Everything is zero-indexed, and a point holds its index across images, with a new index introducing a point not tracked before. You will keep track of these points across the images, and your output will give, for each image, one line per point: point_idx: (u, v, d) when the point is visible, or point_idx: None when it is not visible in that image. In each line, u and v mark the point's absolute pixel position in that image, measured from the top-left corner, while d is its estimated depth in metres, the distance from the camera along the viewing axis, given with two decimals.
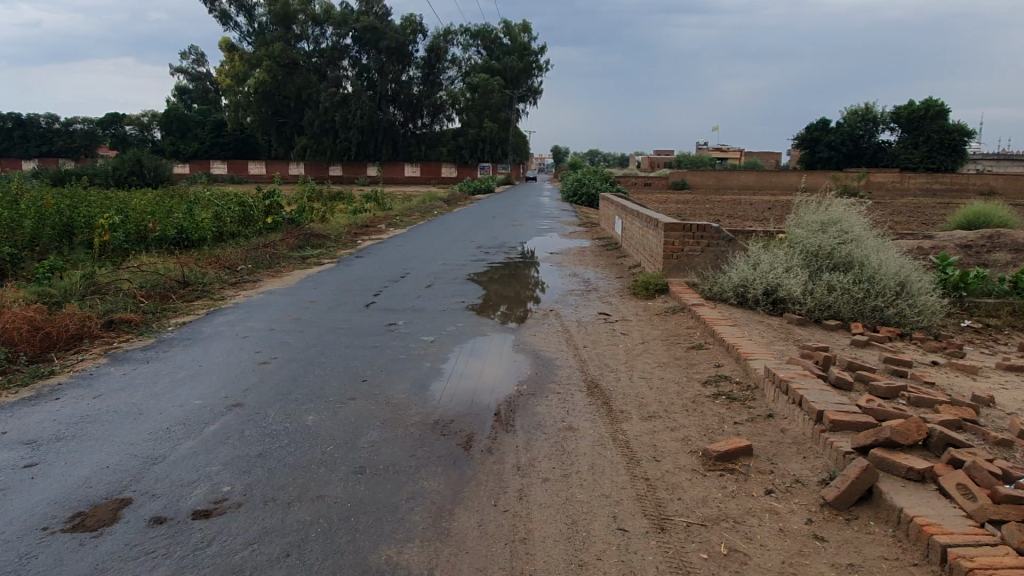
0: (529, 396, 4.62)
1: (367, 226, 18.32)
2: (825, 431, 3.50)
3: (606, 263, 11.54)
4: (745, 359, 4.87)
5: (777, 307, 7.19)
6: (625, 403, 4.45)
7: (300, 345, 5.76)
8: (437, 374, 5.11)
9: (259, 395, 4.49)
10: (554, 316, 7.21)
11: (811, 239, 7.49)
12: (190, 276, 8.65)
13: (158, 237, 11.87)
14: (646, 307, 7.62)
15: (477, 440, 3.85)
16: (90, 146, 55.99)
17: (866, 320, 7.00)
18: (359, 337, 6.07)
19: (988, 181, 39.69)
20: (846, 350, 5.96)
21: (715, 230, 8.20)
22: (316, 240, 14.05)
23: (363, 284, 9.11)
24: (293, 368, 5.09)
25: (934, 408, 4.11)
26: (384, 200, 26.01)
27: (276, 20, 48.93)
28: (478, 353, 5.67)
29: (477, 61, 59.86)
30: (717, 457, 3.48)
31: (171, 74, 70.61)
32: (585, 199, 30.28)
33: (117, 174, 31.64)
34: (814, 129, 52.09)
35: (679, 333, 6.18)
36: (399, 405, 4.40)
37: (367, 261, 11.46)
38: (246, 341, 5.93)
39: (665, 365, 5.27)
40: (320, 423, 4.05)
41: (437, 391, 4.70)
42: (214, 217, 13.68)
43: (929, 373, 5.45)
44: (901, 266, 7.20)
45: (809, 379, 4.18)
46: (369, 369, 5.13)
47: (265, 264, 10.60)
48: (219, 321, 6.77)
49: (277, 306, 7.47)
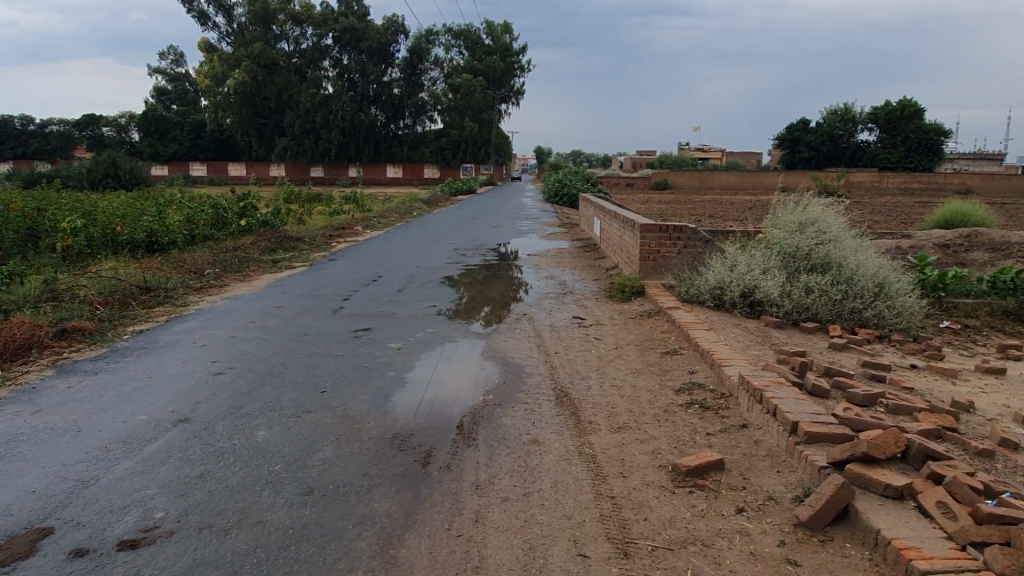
0: (495, 407, 4.42)
1: (344, 228, 18.04)
2: (800, 444, 3.32)
3: (584, 264, 11.38)
4: (720, 366, 4.71)
5: (755, 310, 7.02)
6: (594, 413, 4.27)
7: (260, 353, 5.50)
8: (402, 383, 4.90)
9: (208, 408, 4.25)
10: (527, 321, 7.01)
11: (788, 240, 7.36)
12: (153, 281, 8.36)
13: (126, 241, 11.48)
14: (621, 310, 7.44)
15: (436, 456, 3.65)
16: (66, 148, 55.42)
17: (845, 322, 6.88)
18: (323, 344, 5.83)
19: (965, 181, 40.02)
20: (824, 354, 5.81)
21: (692, 230, 8.03)
22: (290, 242, 13.78)
23: (333, 288, 8.85)
24: (250, 378, 4.85)
25: (913, 416, 3.96)
26: (363, 201, 25.74)
27: (255, 19, 48.17)
28: (446, 360, 5.46)
29: (459, 61, 59.60)
30: (687, 472, 3.29)
31: (149, 74, 69.64)
32: (567, 199, 30.15)
33: (92, 175, 31.05)
34: (794, 129, 52.27)
35: (654, 338, 6.00)
36: (358, 418, 4.18)
37: (340, 264, 11.20)
38: (204, 350, 5.67)
39: (637, 372, 5.09)
40: (271, 439, 3.83)
41: (400, 403, 4.49)
42: (186, 219, 13.34)
43: (908, 377, 5.32)
44: (880, 267, 7.10)
45: (784, 387, 4.01)
46: (329, 379, 4.91)
47: (234, 268, 10.32)
48: (178, 329, 6.49)
49: (240, 313, 7.18)
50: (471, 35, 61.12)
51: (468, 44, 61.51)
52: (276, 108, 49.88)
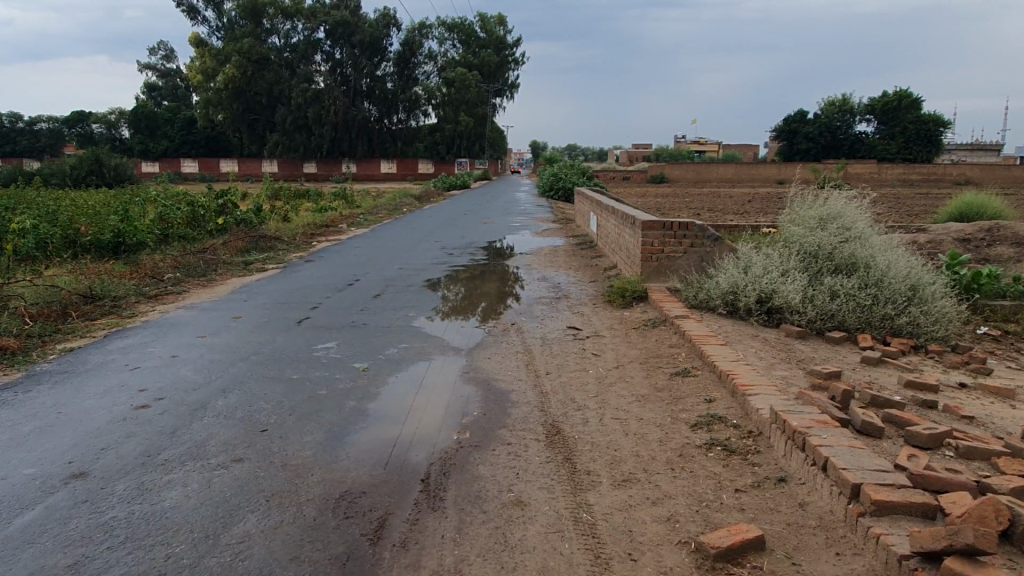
0: (471, 450, 3.60)
1: (329, 226, 17.14)
2: (866, 516, 2.53)
3: (580, 264, 10.55)
4: (744, 397, 3.88)
5: (774, 318, 6.20)
6: (591, 460, 3.45)
7: (200, 379, 4.65)
8: (361, 417, 4.08)
9: (113, 459, 3.41)
10: (515, 332, 6.18)
11: (808, 239, 6.59)
12: (101, 289, 7.48)
13: (89, 242, 10.62)
14: (622, 319, 6.62)
15: (390, 527, 2.84)
16: (56, 146, 53.97)
17: (874, 331, 6.08)
18: (275, 366, 4.97)
19: (964, 171, 39.20)
20: (859, 371, 5.00)
21: (700, 228, 7.21)
22: (268, 242, 12.87)
23: (303, 294, 7.99)
24: (177, 416, 4.00)
25: (994, 464, 3.14)
26: (352, 197, 24.78)
27: (244, 13, 46.98)
28: (418, 386, 4.64)
29: (453, 55, 58.68)
30: (716, 556, 2.49)
31: (138, 71, 68.21)
32: (562, 193, 29.30)
33: (75, 173, 29.95)
34: (791, 120, 51.36)
35: (661, 356, 5.17)
36: (298, 468, 3.35)
37: (316, 267, 10.33)
38: (135, 374, 4.80)
39: (644, 401, 4.26)
40: (180, 505, 2.98)
41: (356, 445, 3.66)
42: (157, 218, 12.43)
43: (960, 402, 4.50)
44: (912, 268, 6.31)
45: (831, 426, 3.21)
46: (274, 413, 4.07)
47: (199, 273, 9.44)
48: (114, 346, 5.62)
49: (192, 326, 6.32)
50: (464, 27, 60.07)
51: (462, 37, 60.26)
52: (268, 104, 48.84)
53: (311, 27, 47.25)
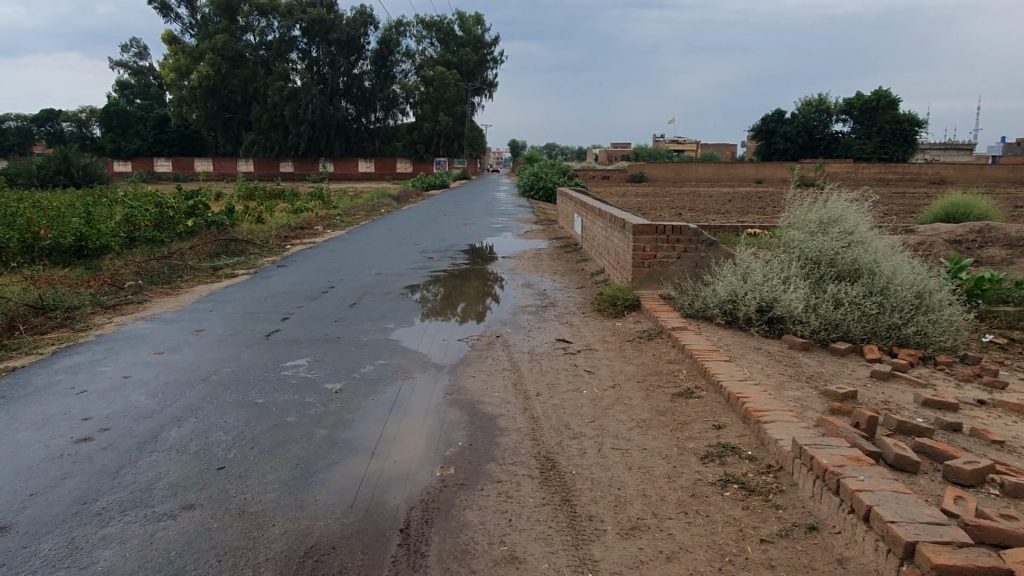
0: (458, 490, 3.19)
1: (304, 228, 16.57)
2: None
3: (565, 268, 10.18)
4: (759, 424, 3.50)
5: (775, 328, 5.85)
6: (593, 502, 3.04)
7: (152, 405, 4.17)
8: (333, 448, 3.63)
9: (41, 508, 2.93)
10: (501, 346, 5.76)
11: (809, 243, 6.26)
12: (55, 300, 6.93)
13: (48, 246, 10.01)
14: (614, 330, 6.23)
15: None
16: (24, 144, 52.55)
17: (880, 342, 5.74)
18: (238, 389, 4.50)
19: (938, 170, 39.32)
20: (872, 387, 4.65)
21: (694, 231, 6.83)
22: (239, 246, 12.31)
23: (274, 303, 7.51)
24: (121, 451, 3.53)
25: None
26: (329, 197, 24.18)
27: (219, 10, 45.96)
28: (397, 409, 4.21)
29: (432, 54, 58.08)
30: None
31: (110, 67, 66.50)
32: (543, 193, 28.93)
33: (43, 173, 28.91)
34: (769, 120, 51.46)
35: (660, 373, 4.79)
36: (258, 517, 2.89)
37: (289, 272, 9.84)
38: (80, 399, 4.31)
39: (646, 427, 3.87)
40: (116, 567, 2.52)
41: (325, 484, 3.22)
42: (123, 221, 11.78)
43: (984, 423, 4.16)
44: (918, 275, 6.00)
45: (864, 462, 2.84)
46: (234, 446, 3.60)
47: (164, 281, 8.89)
48: (60, 365, 5.10)
49: (150, 340, 5.82)
50: (443, 26, 59.44)
51: (440, 35, 59.56)
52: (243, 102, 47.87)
53: (287, 24, 46.26)
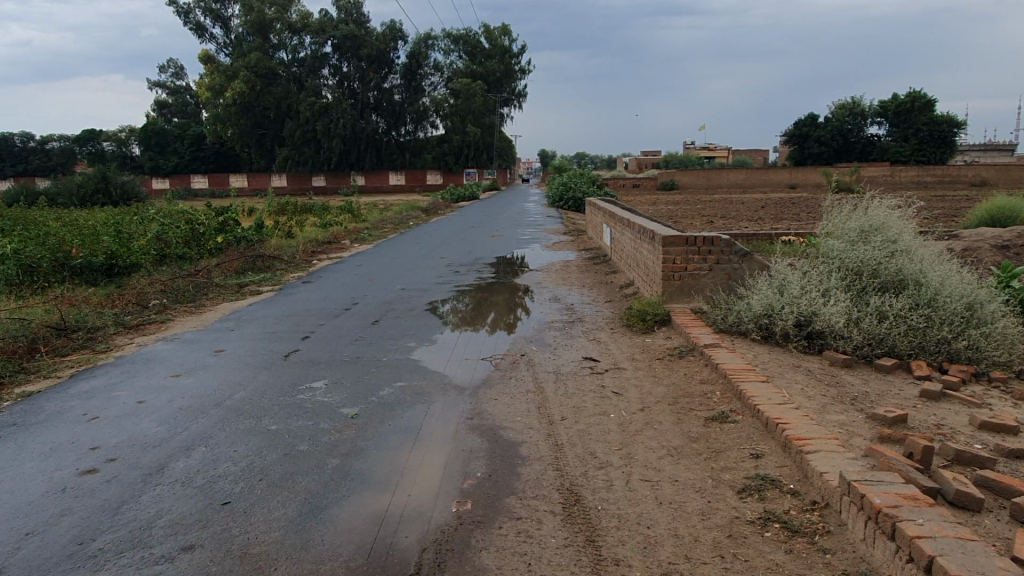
0: (475, 528, 2.97)
1: (331, 242, 16.54)
2: None
3: (594, 281, 9.95)
4: (801, 454, 3.23)
5: (815, 344, 5.53)
6: (619, 544, 2.79)
7: (162, 434, 4.03)
8: (345, 480, 3.44)
9: (37, 551, 2.79)
10: (525, 365, 5.55)
11: (850, 253, 5.93)
12: (78, 320, 6.91)
13: (78, 265, 10.03)
14: (644, 347, 5.97)
15: None
16: (67, 164, 53.89)
17: (929, 358, 5.37)
18: (249, 416, 4.32)
19: (980, 172, 37.97)
20: (923, 408, 4.32)
21: (726, 242, 6.54)
22: (266, 262, 12.28)
23: (297, 320, 7.40)
24: (125, 484, 3.38)
25: None
26: (358, 210, 24.22)
27: (253, 29, 46.62)
28: (413, 437, 4.01)
29: (460, 66, 58.22)
30: None
31: (148, 88, 67.96)
32: (573, 203, 28.77)
33: (81, 192, 29.45)
34: (802, 124, 50.48)
35: (692, 395, 4.52)
36: (259, 560, 2.71)
37: (312, 288, 9.76)
38: (91, 426, 4.20)
39: (678, 456, 3.61)
40: None
41: (336, 521, 3.02)
42: (155, 238, 11.70)
43: None
44: (968, 286, 5.62)
45: (917, 500, 2.57)
46: (241, 479, 3.43)
47: (188, 300, 8.85)
48: (76, 390, 5.01)
49: (167, 362, 5.72)
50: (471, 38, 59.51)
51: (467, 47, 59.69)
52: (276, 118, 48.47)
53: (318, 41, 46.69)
